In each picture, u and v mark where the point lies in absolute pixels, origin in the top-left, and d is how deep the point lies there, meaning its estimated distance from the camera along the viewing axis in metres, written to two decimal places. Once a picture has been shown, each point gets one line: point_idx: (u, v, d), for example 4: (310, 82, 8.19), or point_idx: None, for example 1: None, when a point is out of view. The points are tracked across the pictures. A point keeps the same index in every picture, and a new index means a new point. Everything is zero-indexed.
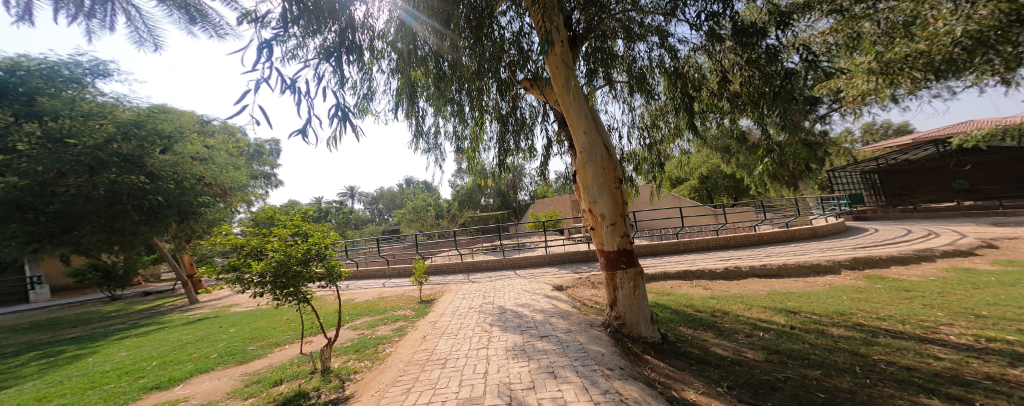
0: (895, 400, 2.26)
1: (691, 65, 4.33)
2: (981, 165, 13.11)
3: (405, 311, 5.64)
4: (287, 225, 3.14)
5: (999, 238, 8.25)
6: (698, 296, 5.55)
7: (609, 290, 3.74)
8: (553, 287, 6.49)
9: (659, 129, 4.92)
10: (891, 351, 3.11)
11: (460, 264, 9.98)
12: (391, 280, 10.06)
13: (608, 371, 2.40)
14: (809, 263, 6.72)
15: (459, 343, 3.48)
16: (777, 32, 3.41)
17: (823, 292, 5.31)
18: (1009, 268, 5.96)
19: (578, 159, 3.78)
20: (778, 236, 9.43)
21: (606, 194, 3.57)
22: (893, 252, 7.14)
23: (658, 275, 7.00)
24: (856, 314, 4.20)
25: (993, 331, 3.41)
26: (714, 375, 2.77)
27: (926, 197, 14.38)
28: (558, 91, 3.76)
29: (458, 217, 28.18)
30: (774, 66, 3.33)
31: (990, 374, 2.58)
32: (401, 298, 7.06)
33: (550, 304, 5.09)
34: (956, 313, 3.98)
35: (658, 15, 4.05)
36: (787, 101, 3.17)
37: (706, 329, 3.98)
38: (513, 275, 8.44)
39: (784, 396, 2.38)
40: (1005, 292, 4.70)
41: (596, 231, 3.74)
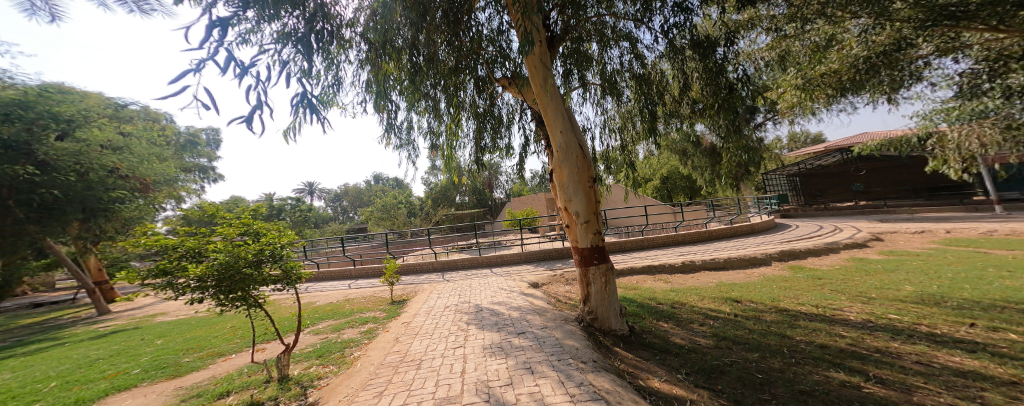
0: (814, 376, 2.64)
1: (656, 71, 4.56)
2: (872, 170, 15.69)
3: (377, 313, 5.38)
4: (234, 223, 2.84)
5: (887, 232, 9.92)
6: (660, 289, 5.96)
7: (582, 286, 3.87)
8: (528, 284, 6.58)
9: (628, 131, 5.12)
10: (810, 332, 3.60)
11: (434, 264, 9.68)
12: (356, 281, 9.49)
13: (581, 365, 2.51)
14: (748, 255, 7.55)
15: (434, 343, 3.41)
16: (727, 47, 3.76)
17: (758, 282, 6.02)
18: (892, 257, 7.22)
19: (555, 158, 3.86)
20: (725, 232, 10.44)
21: (581, 192, 3.69)
22: (810, 245, 8.26)
23: (625, 270, 7.42)
24: (783, 300, 4.81)
25: (880, 311, 4.12)
26: (674, 363, 3.01)
27: (835, 198, 16.84)
28: (536, 91, 3.80)
29: (431, 216, 27.38)
30: (721, 79, 3.63)
31: (879, 348, 3.12)
32: (370, 300, 6.68)
33: (525, 301, 5.15)
34: (854, 297, 4.74)
35: (628, 20, 4.22)
36: (730, 111, 3.56)
37: (666, 320, 4.29)
38: (488, 273, 8.42)
39: (731, 378, 2.65)
40: (889, 277, 5.70)
41: (571, 228, 3.84)
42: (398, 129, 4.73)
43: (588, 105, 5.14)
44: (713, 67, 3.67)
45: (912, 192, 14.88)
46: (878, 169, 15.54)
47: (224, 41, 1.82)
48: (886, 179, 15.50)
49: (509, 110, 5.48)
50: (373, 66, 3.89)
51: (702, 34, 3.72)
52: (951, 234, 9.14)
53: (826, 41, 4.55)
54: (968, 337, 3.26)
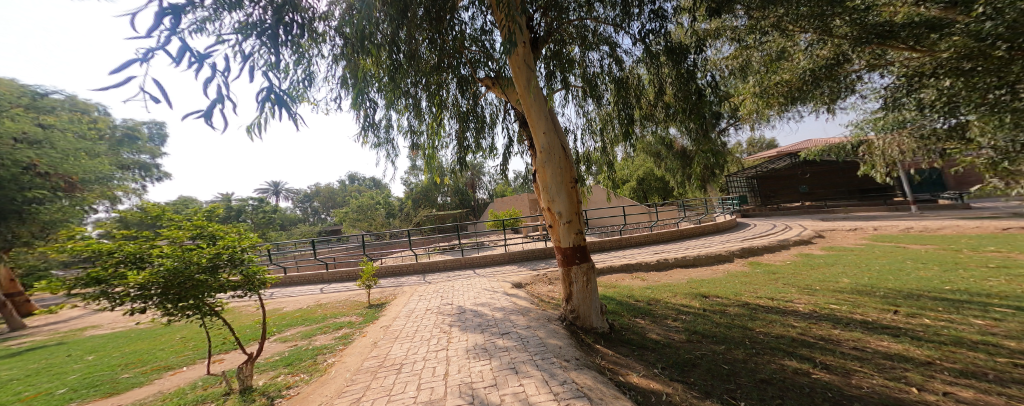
0: (773, 364, 2.85)
1: (633, 76, 4.71)
2: (816, 174, 17.37)
3: (353, 317, 5.13)
4: (184, 225, 2.61)
5: (829, 230, 10.94)
6: (636, 287, 6.17)
7: (564, 285, 3.90)
8: (511, 284, 6.56)
9: (608, 134, 5.23)
10: (768, 323, 3.88)
11: (415, 266, 9.34)
12: (328, 285, 8.98)
13: (565, 363, 2.55)
14: (714, 253, 8.01)
15: (415, 347, 3.30)
16: (697, 54, 3.96)
17: (723, 278, 6.40)
18: (833, 253, 7.98)
19: (537, 158, 3.88)
20: (694, 230, 11.01)
21: (563, 193, 3.73)
22: (767, 243, 8.92)
23: (605, 269, 7.59)
24: (745, 295, 5.15)
25: (825, 301, 4.53)
26: (650, 358, 3.12)
27: (785, 199, 18.22)
28: (520, 92, 3.80)
29: (410, 217, 26.58)
30: (691, 84, 3.81)
31: (824, 336, 3.44)
32: (345, 304, 6.34)
33: (509, 301, 5.12)
34: (804, 289, 5.18)
35: (607, 25, 4.35)
36: (699, 116, 3.82)
37: (643, 316, 4.44)
38: (470, 275, 8.28)
39: (702, 371, 2.79)
40: (831, 270, 6.30)
41: (553, 228, 3.87)
42: (376, 127, 4.57)
43: (569, 106, 5.23)
44: (686, 73, 3.86)
45: (847, 193, 16.66)
46: (820, 173, 17.24)
47: (177, 28, 1.68)
48: (827, 181, 17.19)
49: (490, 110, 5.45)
50: (349, 61, 3.74)
51: (676, 42, 3.89)
52: (881, 231, 10.24)
53: (779, 53, 4.93)
54: (897, 323, 3.67)
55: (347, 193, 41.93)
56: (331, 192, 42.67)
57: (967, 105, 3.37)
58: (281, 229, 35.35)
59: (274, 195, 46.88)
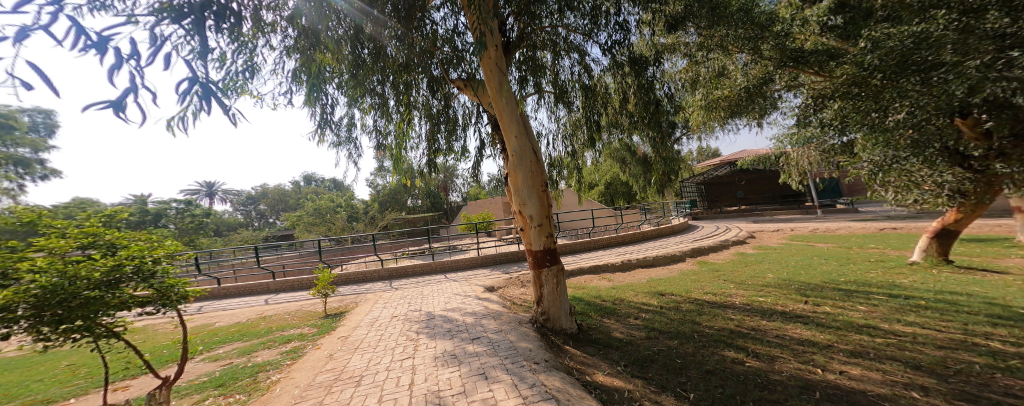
0: (720, 355, 3.11)
1: (600, 84, 4.83)
2: (750, 181, 19.65)
3: (304, 329, 4.71)
4: (70, 233, 2.09)
5: (761, 231, 12.31)
6: (603, 287, 6.37)
7: (535, 287, 3.90)
8: (483, 288, 6.44)
9: (577, 138, 5.33)
10: (712, 317, 4.24)
11: (383, 271, 8.70)
12: (277, 295, 8.12)
13: (534, 366, 2.56)
14: (669, 253, 8.59)
15: (377, 357, 3.11)
16: (656, 67, 4.37)
17: (677, 276, 6.88)
18: (763, 251, 8.99)
19: (509, 162, 3.85)
20: (653, 232, 11.70)
21: (534, 197, 3.72)
22: (714, 244, 9.75)
23: (574, 271, 7.75)
24: (695, 291, 5.58)
25: (757, 295, 5.08)
26: (614, 356, 3.23)
27: (727, 204, 20.41)
28: (492, 94, 3.77)
29: (376, 220, 25.22)
30: (650, 95, 4.24)
31: (755, 327, 3.85)
32: (297, 315, 5.79)
33: (481, 305, 5.00)
34: (743, 284, 5.74)
35: (578, 33, 4.47)
36: (656, 125, 4.26)
37: (608, 315, 4.60)
38: (443, 279, 7.98)
39: (659, 365, 2.96)
40: (763, 266, 7.07)
41: (524, 232, 3.84)
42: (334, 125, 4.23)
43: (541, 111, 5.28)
44: (646, 84, 4.25)
45: (773, 198, 19.22)
46: (754, 180, 19.54)
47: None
48: (758, 188, 19.60)
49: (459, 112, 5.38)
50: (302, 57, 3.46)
51: (638, 54, 4.24)
52: (799, 231, 11.73)
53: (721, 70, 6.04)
54: (816, 312, 4.21)
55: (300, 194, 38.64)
56: (281, 193, 39.06)
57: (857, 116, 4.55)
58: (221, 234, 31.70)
59: (210, 196, 41.76)
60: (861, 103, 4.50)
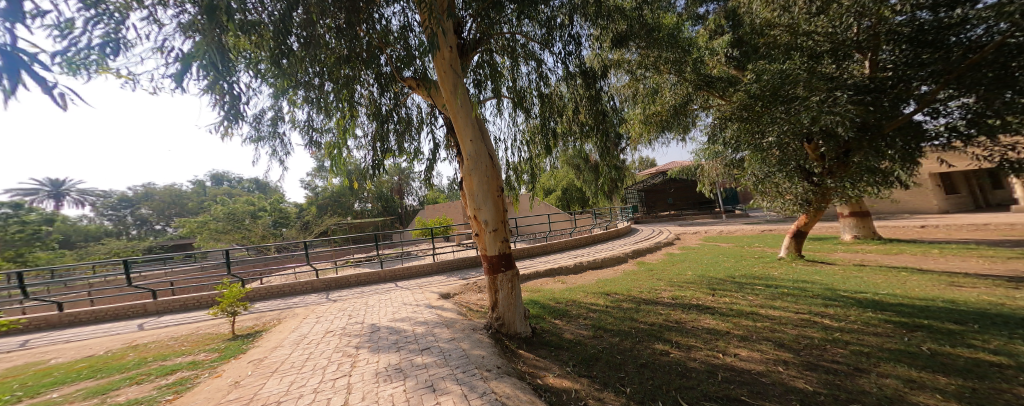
0: (656, 350, 3.38)
1: (556, 94, 5.00)
2: (678, 189, 21.99)
3: (205, 356, 3.98)
4: None
5: (687, 233, 13.83)
6: (558, 289, 6.55)
7: (490, 293, 3.84)
8: (437, 296, 6.13)
9: (535, 145, 5.43)
10: (648, 313, 4.62)
11: (322, 281, 7.82)
12: (156, 318, 6.68)
13: (485, 373, 2.52)
14: (614, 256, 9.15)
15: (303, 379, 2.77)
16: (604, 81, 4.73)
17: (621, 276, 7.36)
18: (688, 251, 10.07)
19: (464, 166, 3.75)
20: (600, 236, 12.40)
21: (489, 201, 3.66)
22: (653, 246, 10.65)
23: (531, 275, 7.80)
24: (635, 290, 6.02)
25: (686, 291, 5.66)
26: (565, 357, 3.32)
27: (660, 210, 22.34)
28: (446, 96, 3.66)
29: (312, 226, 22.80)
30: (598, 106, 4.59)
31: (682, 320, 4.29)
32: (187, 340, 4.83)
33: (433, 313, 4.79)
34: (674, 282, 6.36)
35: (535, 42, 4.59)
36: (604, 135, 4.63)
37: (560, 317, 4.73)
38: (391, 287, 7.48)
39: (603, 363, 3.12)
40: (689, 265, 7.94)
41: (479, 237, 3.77)
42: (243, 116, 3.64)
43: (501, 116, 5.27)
44: (595, 96, 4.57)
45: (695, 204, 21.78)
46: (682, 189, 21.91)
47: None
48: (686, 195, 22.00)
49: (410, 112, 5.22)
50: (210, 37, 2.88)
51: (589, 67, 4.52)
52: (708, 233, 13.41)
53: (655, 89, 7.07)
54: (732, 304, 4.83)
55: (206, 196, 33.04)
56: (178, 194, 32.83)
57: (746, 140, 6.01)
58: (89, 243, 25.37)
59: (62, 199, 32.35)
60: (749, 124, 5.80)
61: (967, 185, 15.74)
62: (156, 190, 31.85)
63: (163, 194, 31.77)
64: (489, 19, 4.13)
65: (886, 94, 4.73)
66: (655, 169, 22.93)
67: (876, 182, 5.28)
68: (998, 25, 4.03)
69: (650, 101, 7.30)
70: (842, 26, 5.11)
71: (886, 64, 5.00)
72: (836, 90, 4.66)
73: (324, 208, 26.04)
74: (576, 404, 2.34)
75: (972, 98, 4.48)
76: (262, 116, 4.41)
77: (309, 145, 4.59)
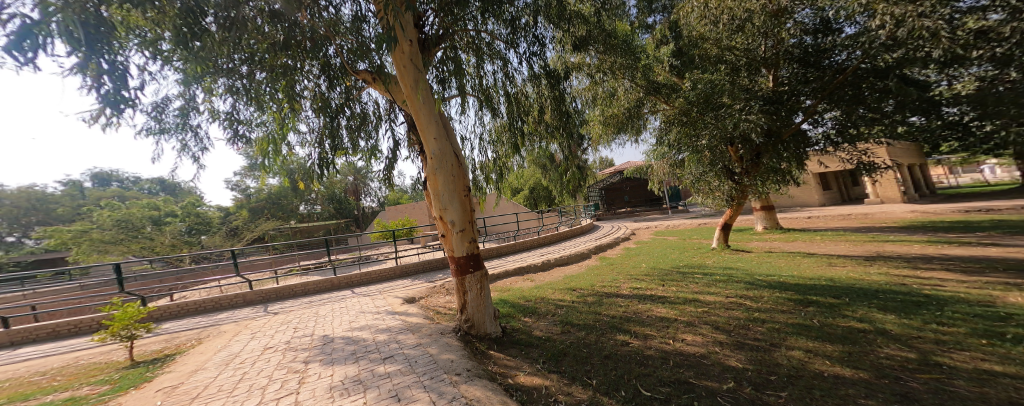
0: (622, 340, 3.52)
1: (523, 93, 5.01)
2: (634, 187, 23.25)
3: (89, 390, 3.30)
4: None
5: (643, 228, 14.67)
6: (527, 288, 6.59)
7: (459, 295, 3.75)
8: (402, 301, 5.88)
9: (502, 144, 5.43)
10: (612, 306, 4.80)
11: (259, 292, 7.13)
12: (8, 351, 5.40)
13: (455, 378, 2.46)
14: (580, 252, 9.48)
15: (236, 403, 2.50)
16: (566, 82, 4.87)
17: (586, 272, 7.60)
18: (645, 245, 10.65)
19: (429, 165, 3.62)
20: (565, 233, 12.76)
21: (457, 201, 3.57)
22: (614, 242, 11.21)
23: (500, 274, 7.75)
24: (599, 284, 6.25)
25: (645, 283, 5.97)
26: (535, 354, 3.34)
27: (618, 207, 23.46)
28: (406, 92, 3.52)
29: (241, 232, 20.02)
30: (562, 107, 4.71)
31: (642, 310, 4.52)
32: (62, 374, 3.98)
33: (397, 320, 4.58)
34: (634, 274, 6.70)
35: (500, 41, 4.58)
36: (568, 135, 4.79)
37: (530, 315, 4.76)
38: (349, 295, 7.04)
39: (573, 358, 3.19)
40: (646, 258, 8.40)
41: (446, 238, 3.66)
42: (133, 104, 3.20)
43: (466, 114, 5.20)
44: (560, 97, 4.67)
45: (649, 201, 23.19)
46: (637, 187, 23.19)
47: None
48: (641, 193, 23.32)
49: (365, 107, 4.97)
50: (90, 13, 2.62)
51: (553, 68, 4.61)
52: (659, 227, 14.35)
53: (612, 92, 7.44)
54: (686, 292, 5.19)
55: (83, 198, 23.92)
56: (40, 197, 22.43)
57: (686, 140, 6.62)
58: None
59: None
60: (688, 128, 6.46)
61: (837, 183, 18.74)
62: (2, 192, 21.68)
63: (16, 197, 21.54)
64: (452, 14, 3.95)
65: (783, 106, 5.99)
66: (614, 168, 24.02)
67: (778, 180, 6.36)
68: (853, 53, 5.94)
69: (607, 103, 7.70)
70: (753, 44, 6.15)
71: (785, 78, 6.64)
72: (750, 100, 5.70)
73: (258, 212, 23.25)
74: (547, 401, 2.37)
75: (838, 112, 6.52)
76: (167, 105, 3.96)
77: (234, 138, 4.14)
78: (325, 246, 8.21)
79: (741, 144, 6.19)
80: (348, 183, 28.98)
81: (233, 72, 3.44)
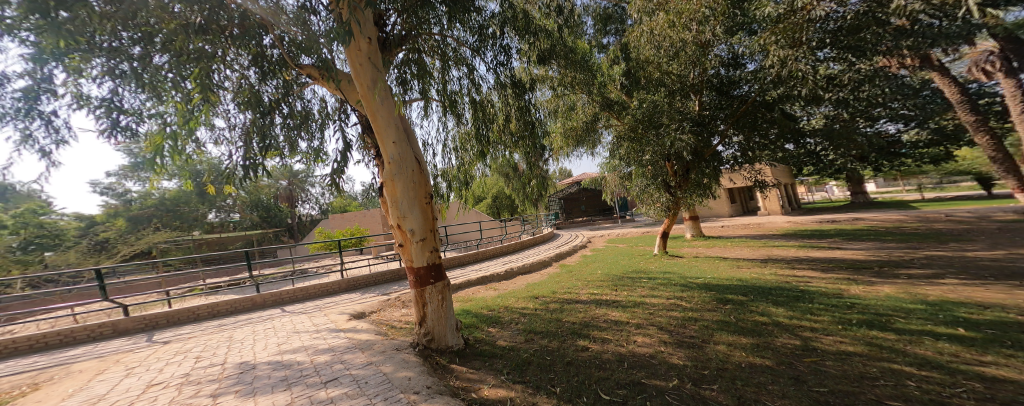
0: (584, 346, 3.55)
1: (488, 102, 4.97)
2: (590, 198, 24.20)
3: None
4: None
5: (599, 236, 15.25)
6: (490, 297, 6.46)
7: (417, 307, 3.55)
8: (350, 316, 5.46)
9: (467, 152, 5.33)
10: (573, 312, 4.86)
11: (142, 318, 5.77)
12: None
13: (413, 397, 2.30)
14: (542, 259, 9.62)
15: None
16: (532, 93, 4.93)
17: (548, 279, 7.65)
18: (601, 252, 11.04)
19: (385, 170, 3.40)
20: (527, 242, 12.87)
21: (416, 209, 3.39)
22: (574, 250, 11.52)
23: (462, 284, 7.53)
24: (560, 291, 6.31)
25: (604, 288, 6.15)
26: (499, 365, 3.26)
27: (576, 215, 24.22)
28: (362, 92, 3.31)
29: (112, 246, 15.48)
30: (527, 117, 4.74)
31: (602, 315, 4.63)
32: None
33: (346, 337, 4.22)
34: (594, 281, 6.87)
35: (467, 47, 4.55)
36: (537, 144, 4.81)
37: (493, 325, 4.65)
38: (292, 311, 6.37)
39: (537, 366, 3.15)
40: (604, 264, 8.70)
41: (404, 248, 3.45)
42: None
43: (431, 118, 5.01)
44: (524, 107, 4.73)
45: (603, 210, 24.28)
46: (593, 197, 24.16)
47: None
48: (597, 203, 24.33)
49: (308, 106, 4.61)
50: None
51: (518, 79, 4.66)
52: (610, 235, 15.07)
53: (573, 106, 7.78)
54: (643, 296, 5.42)
55: None
56: None
57: (631, 156, 7.35)
58: None
59: None
60: (635, 144, 7.13)
61: (740, 197, 21.61)
62: None
63: None
64: (416, 16, 3.94)
65: (705, 130, 7.17)
66: (572, 179, 24.87)
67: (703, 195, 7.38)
68: (748, 88, 7.21)
69: (568, 116, 8.03)
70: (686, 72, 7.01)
71: (706, 105, 7.48)
72: (683, 122, 6.61)
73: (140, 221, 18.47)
74: None
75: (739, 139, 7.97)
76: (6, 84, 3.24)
77: (108, 131, 3.47)
78: (243, 257, 7.16)
79: (676, 160, 7.22)
80: (280, 188, 26.89)
81: (118, 51, 3.11)
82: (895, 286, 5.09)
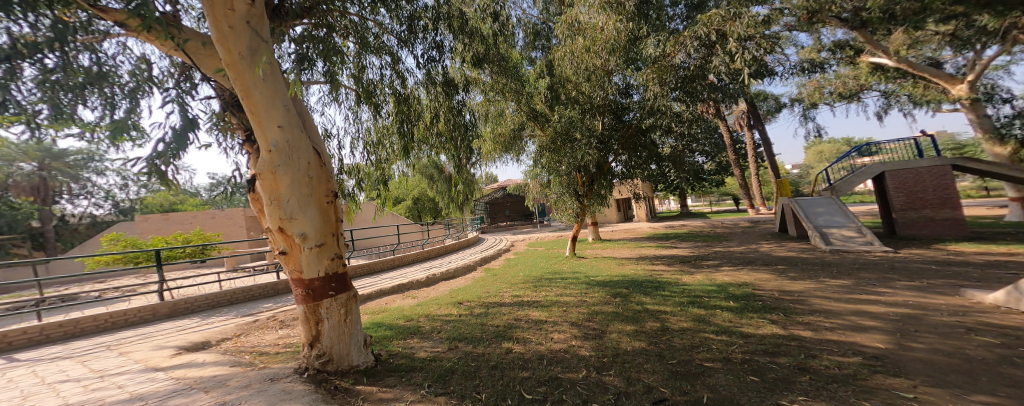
0: (507, 349, 3.50)
1: (415, 97, 4.71)
2: (514, 203, 24.83)
3: None
4: None
5: (521, 239, 15.70)
6: (407, 306, 5.99)
7: (309, 325, 3.00)
8: (178, 349, 4.15)
9: (384, 149, 4.90)
10: (498, 316, 4.80)
11: None
12: None
13: None
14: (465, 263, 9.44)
15: None
16: (462, 94, 4.86)
17: (473, 284, 7.47)
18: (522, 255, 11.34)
19: (263, 160, 2.73)
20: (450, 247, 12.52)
21: (311, 208, 2.85)
22: (498, 253, 11.60)
23: (373, 294, 6.84)
24: (484, 295, 6.21)
25: (528, 290, 6.26)
26: (418, 378, 2.98)
27: (500, 220, 24.53)
28: (228, 61, 2.59)
29: None
30: (457, 118, 4.63)
31: (524, 316, 4.67)
32: None
33: (198, 371, 3.38)
34: (519, 283, 6.96)
35: (392, 37, 4.29)
36: (468, 146, 4.69)
37: (412, 336, 4.29)
38: (130, 335, 4.87)
39: (460, 375, 2.97)
40: (527, 266, 8.94)
41: (291, 256, 2.86)
42: None
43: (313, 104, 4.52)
44: (453, 106, 4.61)
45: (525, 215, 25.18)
46: (517, 202, 24.86)
47: None
48: (521, 208, 25.10)
49: (113, 67, 3.59)
50: None
51: (450, 78, 4.61)
52: (532, 239, 15.61)
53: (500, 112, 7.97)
54: (564, 294, 5.67)
55: None
56: None
57: (549, 164, 7.90)
58: None
59: None
60: (554, 155, 7.69)
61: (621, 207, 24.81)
62: None
63: None
64: None
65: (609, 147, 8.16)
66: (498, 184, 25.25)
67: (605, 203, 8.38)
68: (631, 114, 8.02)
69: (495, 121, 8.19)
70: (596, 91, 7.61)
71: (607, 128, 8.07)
72: (590, 139, 7.44)
73: None
74: None
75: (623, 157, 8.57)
76: None
77: None
78: None
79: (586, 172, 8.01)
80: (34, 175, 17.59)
81: None
82: (752, 275, 6.36)
